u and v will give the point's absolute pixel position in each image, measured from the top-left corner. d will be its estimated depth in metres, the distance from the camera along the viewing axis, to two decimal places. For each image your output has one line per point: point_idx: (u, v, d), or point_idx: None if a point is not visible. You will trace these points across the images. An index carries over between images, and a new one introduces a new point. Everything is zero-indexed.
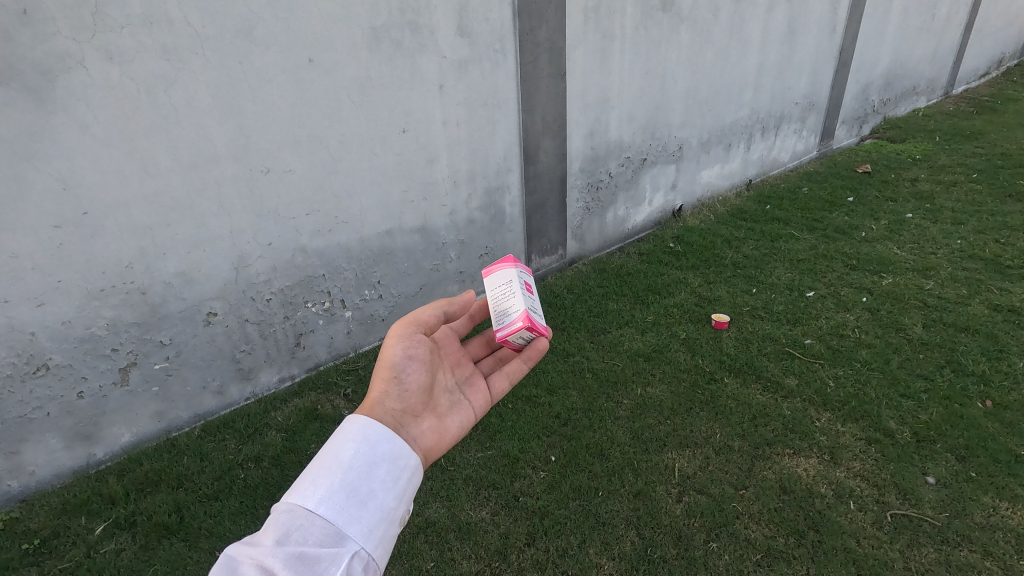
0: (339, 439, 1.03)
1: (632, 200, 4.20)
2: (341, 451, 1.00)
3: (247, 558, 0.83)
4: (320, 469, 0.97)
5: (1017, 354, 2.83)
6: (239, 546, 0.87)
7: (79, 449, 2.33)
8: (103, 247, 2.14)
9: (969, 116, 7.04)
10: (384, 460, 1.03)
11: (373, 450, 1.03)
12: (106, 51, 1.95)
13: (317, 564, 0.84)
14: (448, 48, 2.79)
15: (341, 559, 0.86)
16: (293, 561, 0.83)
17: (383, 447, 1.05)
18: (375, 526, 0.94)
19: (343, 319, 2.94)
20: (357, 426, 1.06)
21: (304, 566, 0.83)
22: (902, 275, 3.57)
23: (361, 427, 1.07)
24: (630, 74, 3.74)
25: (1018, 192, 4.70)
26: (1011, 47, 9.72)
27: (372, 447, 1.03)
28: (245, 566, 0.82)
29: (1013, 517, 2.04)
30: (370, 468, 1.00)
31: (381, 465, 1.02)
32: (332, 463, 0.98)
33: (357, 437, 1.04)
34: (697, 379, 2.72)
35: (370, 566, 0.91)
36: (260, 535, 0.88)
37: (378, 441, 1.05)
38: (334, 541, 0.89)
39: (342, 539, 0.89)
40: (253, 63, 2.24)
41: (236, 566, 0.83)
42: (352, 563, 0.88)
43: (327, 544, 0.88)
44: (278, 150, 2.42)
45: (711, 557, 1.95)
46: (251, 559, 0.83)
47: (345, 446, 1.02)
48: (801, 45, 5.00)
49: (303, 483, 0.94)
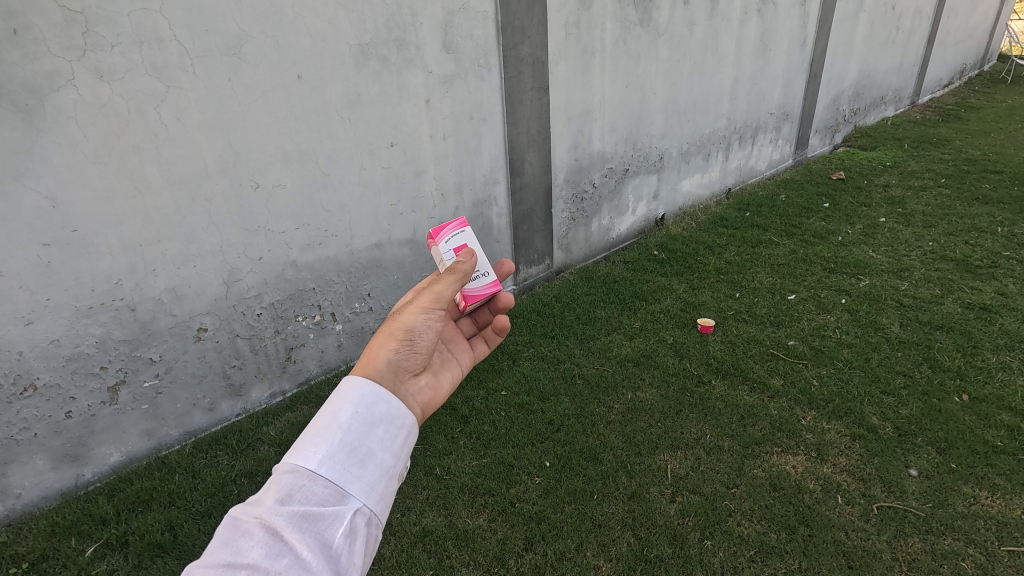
0: (336, 397, 0.97)
1: (616, 209, 4.28)
2: (339, 410, 0.95)
3: (249, 518, 0.82)
4: (318, 428, 0.91)
5: (990, 349, 2.94)
6: (241, 505, 0.86)
7: (66, 471, 2.29)
8: (93, 264, 2.13)
9: (935, 124, 7.31)
10: (384, 418, 0.98)
11: (373, 407, 0.97)
12: (97, 69, 1.97)
13: (320, 523, 0.83)
14: (434, 64, 2.85)
15: (343, 517, 0.84)
16: (296, 522, 0.82)
17: (383, 405, 0.98)
18: (378, 483, 0.91)
19: (334, 332, 2.94)
20: (354, 383, 0.99)
21: (307, 526, 0.82)
22: (878, 276, 3.69)
23: (359, 384, 1.00)
24: (611, 87, 3.83)
25: (985, 196, 4.89)
26: (972, 59, 10.13)
27: (370, 405, 0.97)
28: (248, 525, 0.81)
29: (993, 505, 2.11)
30: (370, 426, 0.95)
31: (381, 423, 0.96)
32: (330, 422, 0.93)
33: (355, 396, 0.97)
34: (686, 382, 2.77)
35: (374, 522, 0.89)
36: (262, 493, 0.86)
37: (377, 399, 0.99)
38: (336, 500, 0.86)
39: (345, 498, 0.87)
40: (242, 79, 2.27)
41: (238, 525, 0.82)
42: (356, 520, 0.86)
43: (330, 503, 0.85)
44: (267, 166, 2.44)
45: (706, 555, 1.98)
46: (254, 518, 0.82)
47: (343, 405, 0.96)
48: (774, 57, 5.17)
49: (302, 443, 0.89)
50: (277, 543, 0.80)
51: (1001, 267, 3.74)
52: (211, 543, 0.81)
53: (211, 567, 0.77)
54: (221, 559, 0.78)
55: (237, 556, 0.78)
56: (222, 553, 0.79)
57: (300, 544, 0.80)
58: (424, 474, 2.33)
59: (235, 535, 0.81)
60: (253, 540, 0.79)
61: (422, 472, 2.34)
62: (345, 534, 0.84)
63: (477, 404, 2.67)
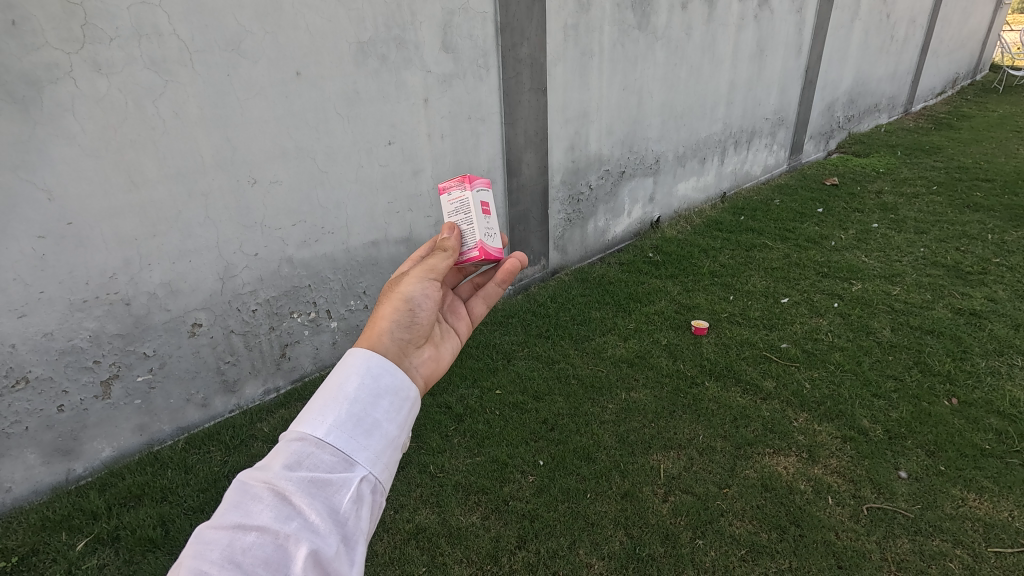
0: (342, 366, 0.96)
1: (612, 211, 4.30)
2: (345, 381, 0.93)
3: (259, 483, 0.81)
4: (325, 397, 0.90)
5: (979, 354, 2.97)
6: (249, 471, 0.85)
7: (58, 465, 2.27)
8: (87, 257, 2.12)
9: (929, 131, 7.38)
10: (391, 389, 0.96)
11: (379, 379, 0.96)
12: (95, 62, 1.96)
13: (328, 489, 0.82)
14: (432, 63, 2.85)
15: (351, 484, 0.84)
16: (305, 487, 0.81)
17: (390, 375, 0.97)
18: (383, 453, 0.90)
19: (329, 329, 2.94)
20: (361, 354, 0.98)
21: (315, 492, 0.81)
22: (870, 281, 3.73)
23: (365, 355, 0.98)
24: (608, 90, 3.86)
25: (976, 203, 4.95)
26: (964, 68, 10.23)
27: (376, 377, 0.96)
28: (257, 490, 0.81)
29: (981, 507, 2.14)
30: (376, 397, 0.93)
31: (388, 393, 0.95)
32: (337, 390, 0.92)
33: (361, 367, 0.96)
34: (680, 383, 2.79)
35: (380, 489, 0.88)
36: (271, 459, 0.86)
37: (383, 370, 0.97)
38: (343, 468, 0.86)
39: (352, 466, 0.86)
40: (241, 75, 2.27)
41: (247, 489, 0.81)
42: (363, 487, 0.85)
43: (338, 470, 0.85)
44: (265, 162, 2.44)
45: (698, 554, 1.99)
46: (262, 483, 0.82)
47: (349, 375, 0.94)
48: (770, 62, 5.21)
49: (310, 412, 0.89)
50: (286, 507, 0.79)
51: (991, 273, 3.78)
52: (221, 506, 0.80)
53: (223, 528, 0.77)
54: (231, 521, 0.77)
55: (247, 519, 0.77)
56: (232, 515, 0.78)
57: (309, 508, 0.79)
58: (417, 472, 2.33)
59: (245, 499, 0.80)
60: (262, 504, 0.79)
61: (416, 470, 2.35)
62: (353, 500, 0.83)
63: (471, 403, 2.68)
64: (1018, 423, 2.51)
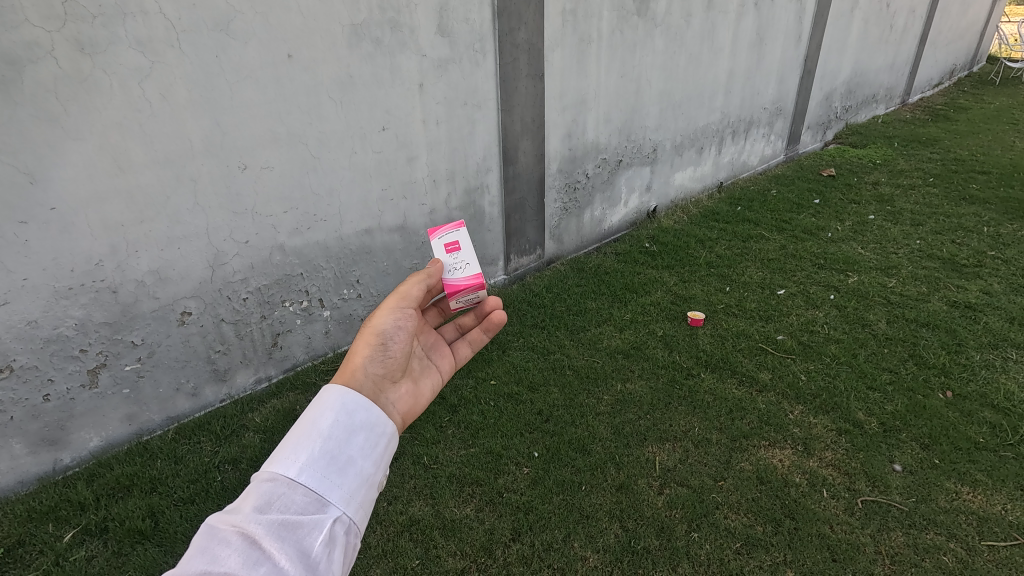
0: (317, 404, 0.95)
1: (608, 200, 4.26)
2: (320, 418, 0.92)
3: (228, 526, 0.79)
4: (298, 435, 0.89)
5: (974, 347, 2.98)
6: (218, 514, 0.82)
7: (44, 455, 2.23)
8: (72, 243, 2.06)
9: (925, 123, 7.36)
10: (365, 425, 0.95)
11: (354, 414, 0.95)
12: (78, 41, 1.89)
13: (299, 532, 0.80)
14: (428, 47, 2.79)
15: (323, 525, 0.82)
16: (274, 531, 0.79)
17: (364, 412, 0.96)
18: (357, 492, 0.88)
19: (321, 318, 2.90)
20: (336, 390, 0.98)
21: (286, 535, 0.79)
22: (866, 273, 3.72)
23: (340, 390, 0.98)
24: (606, 77, 3.80)
25: (972, 196, 4.94)
26: (961, 59, 10.21)
27: (351, 412, 0.95)
28: (225, 534, 0.78)
29: (974, 501, 2.14)
30: (350, 433, 0.93)
31: (362, 430, 0.94)
32: (310, 430, 0.91)
33: (336, 403, 0.95)
34: (675, 374, 2.78)
35: (353, 531, 0.86)
36: (240, 501, 0.83)
37: (358, 406, 0.96)
38: (316, 509, 0.83)
39: (325, 507, 0.84)
40: (230, 56, 2.20)
41: (215, 533, 0.79)
42: (335, 529, 0.83)
43: (310, 511, 0.83)
44: (256, 147, 2.38)
45: (693, 547, 1.99)
46: (231, 526, 0.79)
47: (324, 412, 0.94)
48: (770, 51, 5.15)
49: (282, 451, 0.87)
50: (255, 551, 0.76)
51: (986, 266, 3.78)
52: (187, 553, 0.77)
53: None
54: (197, 568, 0.74)
55: (213, 565, 0.74)
56: (198, 562, 0.75)
57: (278, 552, 0.77)
58: (411, 463, 2.31)
59: (212, 544, 0.77)
60: (230, 549, 0.76)
61: (410, 461, 2.32)
62: (325, 542, 0.81)
63: (465, 393, 2.66)
64: (1011, 417, 2.52)
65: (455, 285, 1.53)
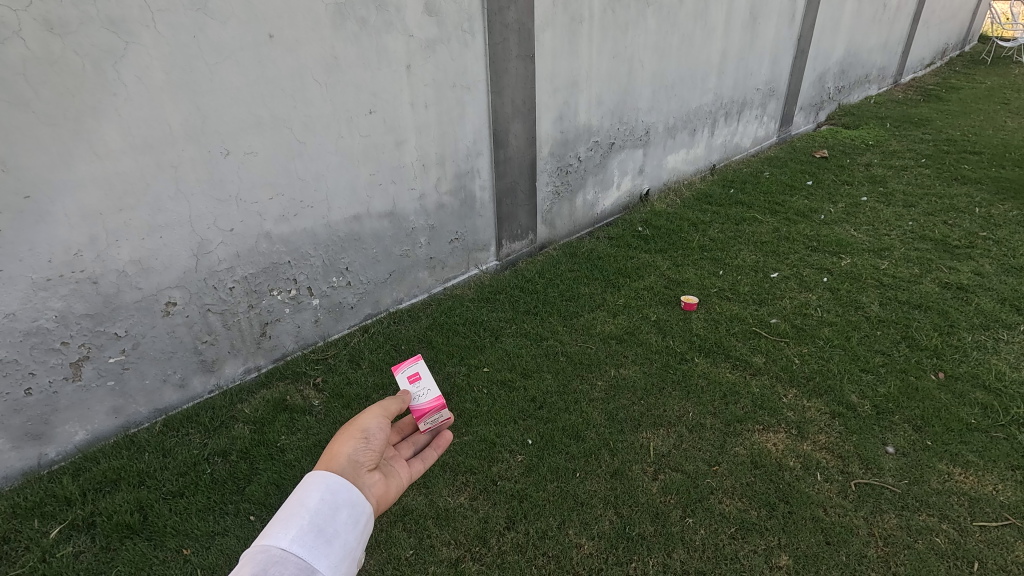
0: (302, 486, 1.01)
1: (600, 184, 4.21)
2: (306, 496, 0.98)
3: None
4: (286, 513, 0.94)
5: (966, 328, 2.98)
6: None
7: (28, 450, 2.19)
8: (49, 233, 2.00)
9: (917, 103, 7.32)
10: (347, 503, 1.01)
11: (337, 493, 1.01)
12: (47, 21, 1.81)
13: None
14: (415, 27, 2.70)
15: None
16: None
17: (346, 492, 1.02)
18: (341, 563, 0.92)
19: (311, 307, 2.85)
20: (318, 473, 1.04)
21: None
22: (859, 255, 3.71)
23: (323, 474, 1.04)
24: (598, 58, 3.73)
25: (964, 176, 4.93)
26: (954, 39, 10.16)
27: (335, 492, 1.01)
28: None
29: (966, 482, 2.15)
30: (334, 510, 0.98)
31: (344, 507, 1.00)
32: (297, 508, 0.96)
33: (320, 483, 1.01)
34: (669, 359, 2.76)
35: None
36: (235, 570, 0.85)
37: (340, 486, 1.02)
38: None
39: (315, 574, 0.87)
40: (209, 36, 2.12)
41: None
42: None
43: None
44: (238, 132, 2.31)
45: (688, 532, 1.98)
46: None
47: (310, 491, 0.99)
48: (763, 31, 5.08)
49: (273, 525, 0.91)
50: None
51: (978, 247, 3.78)
52: None
53: None
54: None
55: None
56: None
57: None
58: None
59: None
60: None
61: None
62: None
63: (458, 381, 2.63)
64: (1003, 397, 2.53)
65: (420, 410, 1.55)
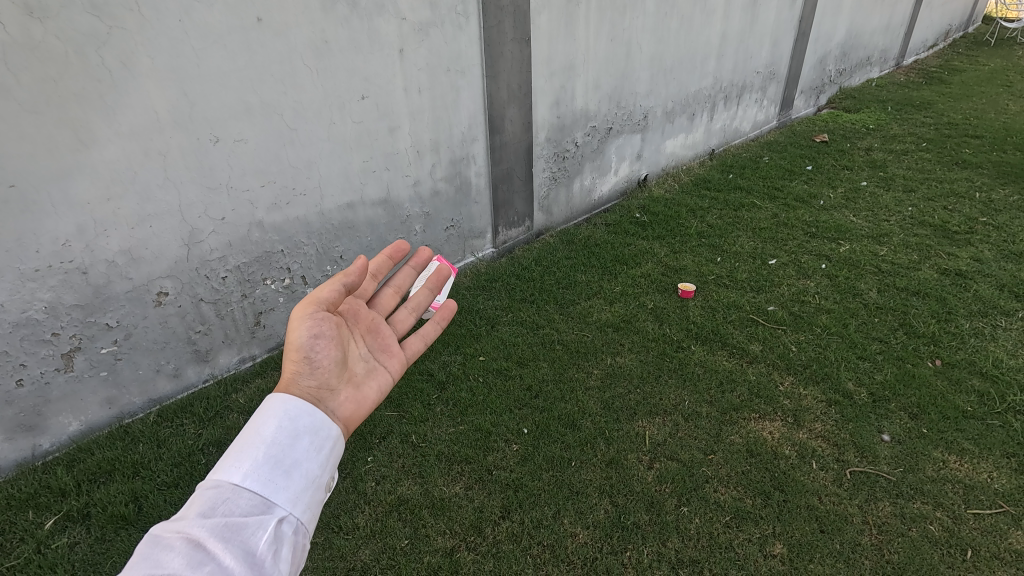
0: (260, 413, 0.92)
1: (598, 169, 4.16)
2: (263, 425, 0.90)
3: (171, 533, 0.75)
4: (241, 444, 0.86)
5: (964, 315, 2.97)
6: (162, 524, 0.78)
7: (22, 441, 2.18)
8: (36, 223, 1.96)
9: (919, 86, 7.24)
10: (309, 429, 0.93)
11: (297, 419, 0.92)
12: (26, 5, 1.75)
13: (244, 532, 0.77)
14: (407, 10, 2.65)
15: (269, 523, 0.79)
16: (219, 532, 0.76)
17: (307, 418, 0.94)
18: (303, 494, 0.85)
19: (305, 296, 2.83)
20: (277, 399, 0.95)
21: (230, 537, 0.76)
22: (858, 241, 3.68)
23: (282, 399, 0.95)
24: (596, 41, 3.66)
25: (965, 160, 4.89)
26: (957, 20, 10.02)
27: (294, 418, 0.93)
28: (169, 539, 0.74)
29: (961, 469, 2.16)
30: (295, 439, 0.90)
31: (307, 435, 0.92)
32: (253, 437, 0.88)
33: (278, 410, 0.93)
34: (666, 347, 2.75)
35: (301, 531, 0.83)
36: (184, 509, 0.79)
37: (300, 412, 0.94)
38: (261, 510, 0.80)
39: (271, 508, 0.81)
40: (195, 20, 2.06)
41: (159, 541, 0.75)
42: (281, 529, 0.80)
43: (255, 513, 0.79)
44: (227, 119, 2.26)
45: (683, 521, 1.99)
46: (176, 533, 0.75)
47: (267, 420, 0.91)
48: (764, 12, 5.00)
49: (226, 458, 0.84)
50: (199, 552, 0.73)
51: (977, 233, 3.76)
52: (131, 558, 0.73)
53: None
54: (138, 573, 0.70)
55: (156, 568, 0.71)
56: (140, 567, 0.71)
57: (223, 552, 0.74)
58: (399, 442, 2.29)
59: (156, 549, 0.73)
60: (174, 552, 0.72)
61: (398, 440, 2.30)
62: (271, 539, 0.78)
63: (454, 370, 2.62)
64: (999, 384, 2.52)
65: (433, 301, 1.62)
